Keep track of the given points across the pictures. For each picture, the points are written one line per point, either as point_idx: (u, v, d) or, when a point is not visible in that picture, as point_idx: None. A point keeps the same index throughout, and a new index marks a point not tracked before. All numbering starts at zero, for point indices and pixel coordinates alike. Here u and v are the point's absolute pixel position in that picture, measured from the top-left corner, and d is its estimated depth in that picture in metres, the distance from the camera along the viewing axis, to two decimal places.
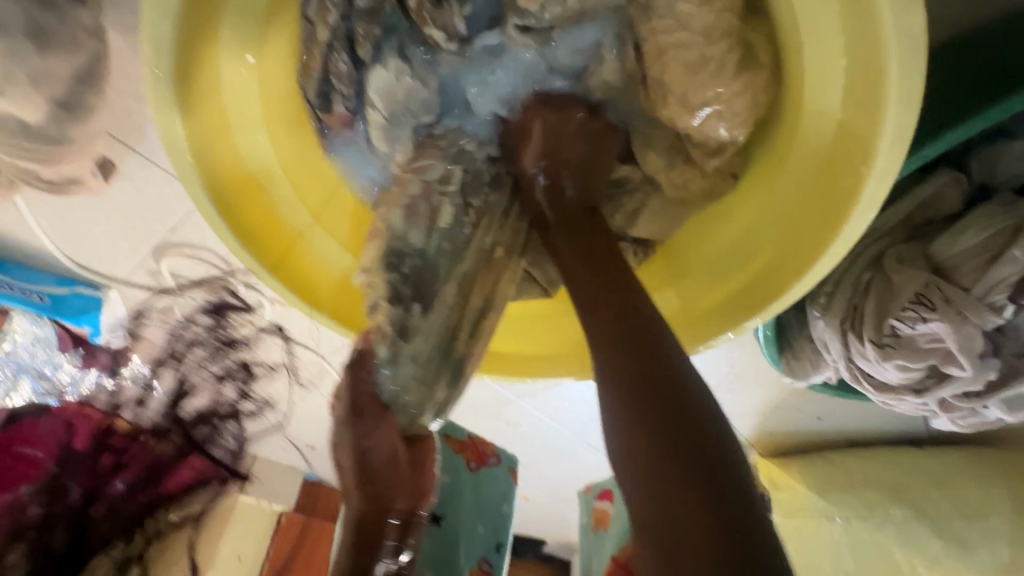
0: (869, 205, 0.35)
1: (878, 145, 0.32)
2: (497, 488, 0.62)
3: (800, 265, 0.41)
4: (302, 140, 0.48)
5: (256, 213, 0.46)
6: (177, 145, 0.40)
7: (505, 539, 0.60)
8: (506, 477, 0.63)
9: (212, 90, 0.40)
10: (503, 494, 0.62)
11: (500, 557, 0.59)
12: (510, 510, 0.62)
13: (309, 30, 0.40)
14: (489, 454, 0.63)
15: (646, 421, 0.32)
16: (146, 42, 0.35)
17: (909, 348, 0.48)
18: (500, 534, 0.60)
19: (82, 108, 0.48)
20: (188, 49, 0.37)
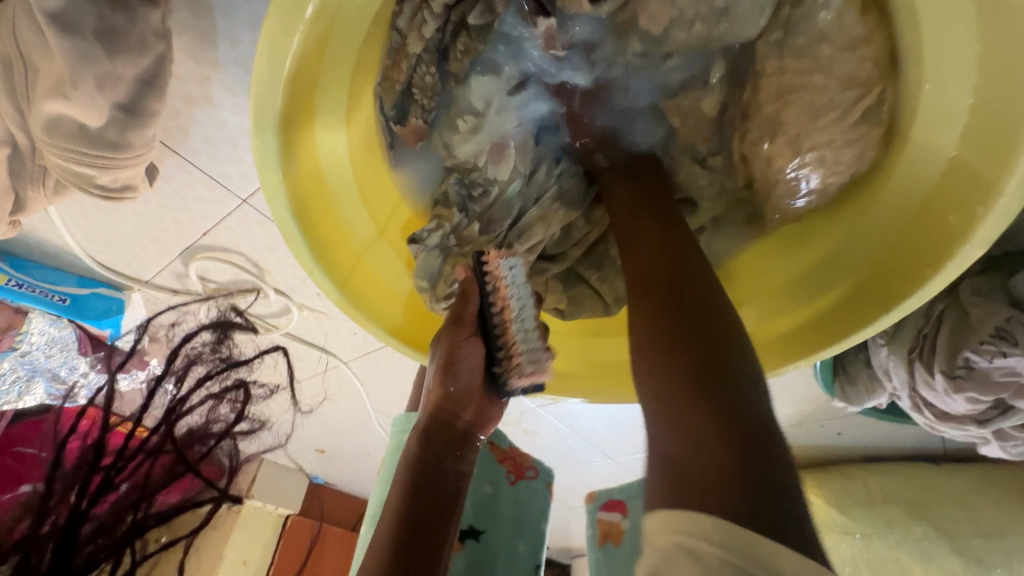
0: (978, 243, 0.34)
1: (1004, 191, 0.32)
2: (536, 503, 0.60)
3: (885, 299, 0.40)
4: (370, 150, 0.46)
5: (327, 227, 0.43)
6: (265, 160, 0.37)
7: (540, 559, 0.58)
8: (543, 490, 0.61)
9: (307, 98, 0.37)
10: (541, 509, 0.61)
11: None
12: (546, 528, 0.60)
13: (399, 42, 0.38)
14: (528, 467, 0.61)
15: (668, 362, 0.30)
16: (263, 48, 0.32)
17: (983, 381, 0.47)
18: (537, 554, 0.58)
19: (143, 112, 0.45)
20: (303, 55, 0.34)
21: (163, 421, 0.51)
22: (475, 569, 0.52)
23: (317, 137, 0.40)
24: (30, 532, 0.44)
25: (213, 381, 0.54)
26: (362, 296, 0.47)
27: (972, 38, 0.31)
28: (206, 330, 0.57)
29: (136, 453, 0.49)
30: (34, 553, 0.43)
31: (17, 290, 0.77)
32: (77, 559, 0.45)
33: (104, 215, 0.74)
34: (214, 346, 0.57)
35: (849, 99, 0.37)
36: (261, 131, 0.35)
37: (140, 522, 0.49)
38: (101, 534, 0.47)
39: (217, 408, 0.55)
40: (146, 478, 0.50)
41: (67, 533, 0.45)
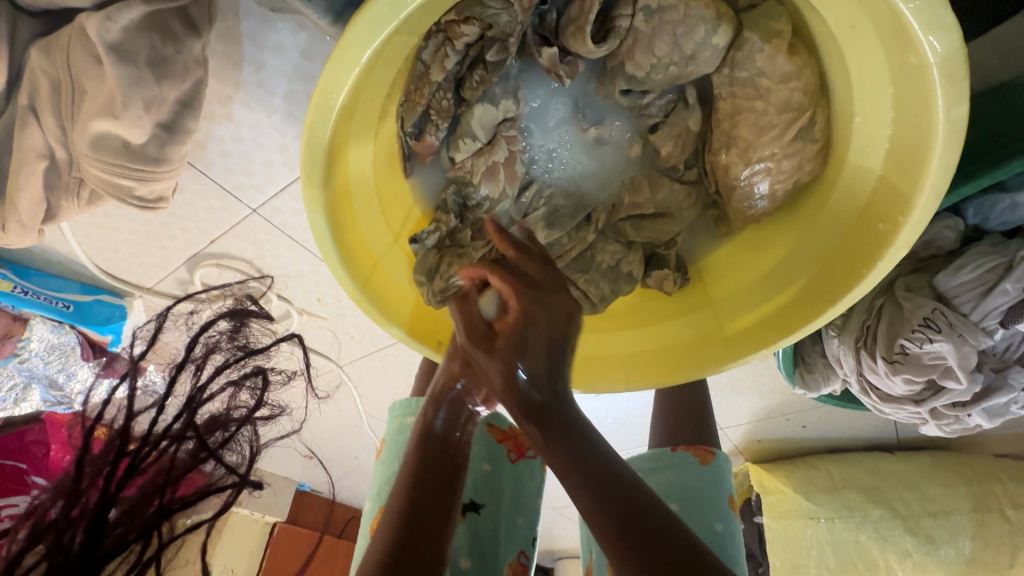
0: (901, 247, 0.42)
1: (916, 203, 0.39)
2: (533, 480, 0.66)
3: (832, 293, 0.48)
4: (388, 163, 0.52)
5: (352, 231, 0.48)
6: (313, 178, 0.42)
7: (537, 532, 0.65)
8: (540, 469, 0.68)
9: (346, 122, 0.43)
10: (536, 486, 0.67)
11: (534, 549, 0.64)
12: (541, 503, 0.66)
13: (423, 70, 0.44)
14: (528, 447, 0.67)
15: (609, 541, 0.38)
16: (320, 85, 0.37)
17: (916, 364, 0.55)
18: (534, 528, 0.65)
19: (181, 130, 0.50)
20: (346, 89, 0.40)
21: (185, 409, 0.54)
22: (477, 541, 0.59)
23: (350, 155, 0.46)
24: (62, 515, 0.48)
25: (231, 369, 0.59)
26: (379, 295, 0.53)
27: (889, 81, 0.38)
28: (224, 318, 0.61)
29: (159, 438, 0.53)
30: (67, 532, 0.47)
31: (22, 297, 0.80)
32: (107, 541, 0.48)
33: (114, 224, 0.77)
34: (231, 334, 0.61)
35: (787, 121, 0.44)
36: (309, 154, 0.40)
37: (165, 505, 0.52)
38: (128, 517, 0.50)
39: (237, 395, 0.59)
40: (170, 463, 0.53)
41: (97, 514, 0.48)
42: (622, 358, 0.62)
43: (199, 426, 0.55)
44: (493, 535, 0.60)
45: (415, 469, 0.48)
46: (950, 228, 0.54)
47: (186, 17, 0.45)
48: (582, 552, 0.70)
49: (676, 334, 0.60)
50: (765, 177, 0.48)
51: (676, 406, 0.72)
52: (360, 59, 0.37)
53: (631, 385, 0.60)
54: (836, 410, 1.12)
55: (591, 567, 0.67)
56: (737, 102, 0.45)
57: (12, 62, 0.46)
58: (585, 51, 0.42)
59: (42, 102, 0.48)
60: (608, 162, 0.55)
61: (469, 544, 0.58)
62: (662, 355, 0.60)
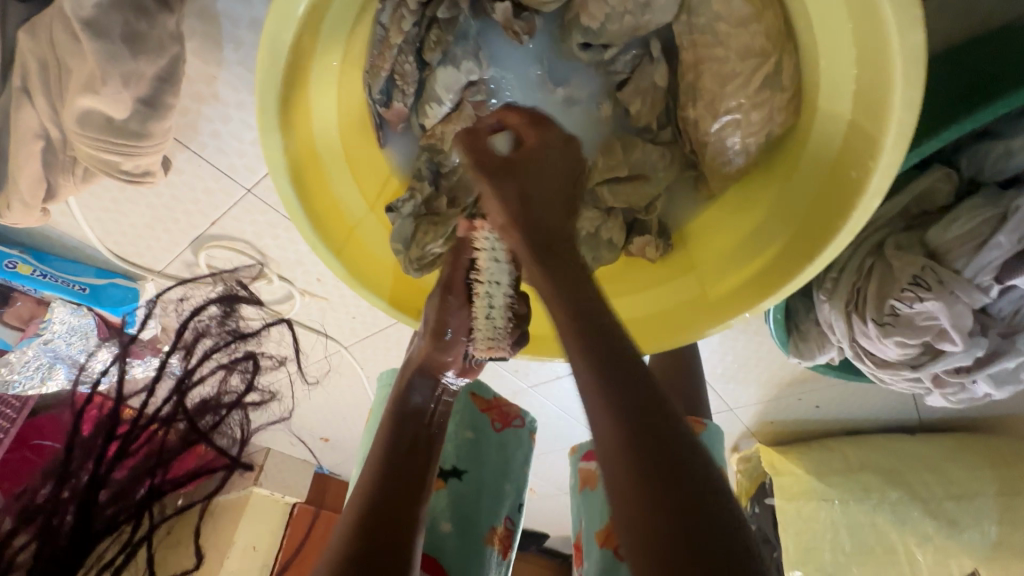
0: (876, 195, 0.40)
1: (885, 145, 0.38)
2: (521, 449, 0.66)
3: (809, 251, 0.46)
4: (358, 131, 0.53)
5: (321, 199, 0.49)
6: (271, 140, 0.43)
7: (523, 499, 0.65)
8: (528, 439, 0.68)
9: (305, 83, 0.44)
10: (525, 455, 0.67)
11: (520, 515, 0.64)
12: (529, 471, 0.66)
13: (383, 34, 0.46)
14: (515, 416, 0.67)
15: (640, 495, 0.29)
16: (266, 43, 0.39)
17: (907, 326, 0.53)
18: (521, 495, 0.65)
19: (162, 105, 0.52)
20: (298, 48, 0.41)
21: (174, 392, 0.56)
22: (459, 504, 0.59)
23: (312, 120, 0.47)
24: (53, 496, 0.50)
25: (221, 353, 0.61)
26: (354, 262, 0.53)
27: (846, 16, 0.37)
28: (213, 304, 0.63)
29: (149, 422, 0.55)
30: (58, 513, 0.49)
31: (41, 280, 0.84)
32: (97, 521, 0.50)
33: (122, 207, 0.81)
34: (220, 320, 0.64)
35: (751, 67, 0.44)
36: (264, 124, 0.42)
37: (156, 487, 0.54)
38: (118, 499, 0.52)
39: (228, 379, 0.60)
40: (160, 447, 0.55)
41: (87, 496, 0.50)
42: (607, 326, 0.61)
43: (188, 410, 0.56)
44: (476, 499, 0.60)
45: (388, 442, 0.49)
46: (945, 180, 0.52)
47: None
48: (572, 522, 0.68)
49: (659, 301, 0.59)
50: (733, 131, 0.48)
51: (667, 380, 0.71)
52: (299, 14, 0.39)
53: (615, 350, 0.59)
54: (850, 389, 1.08)
55: (580, 538, 0.65)
56: (699, 52, 0.46)
57: (3, 44, 0.49)
58: (536, 3, 0.44)
59: (32, 81, 0.50)
60: (582, 126, 0.54)
61: (449, 506, 0.59)
62: (647, 323, 0.59)
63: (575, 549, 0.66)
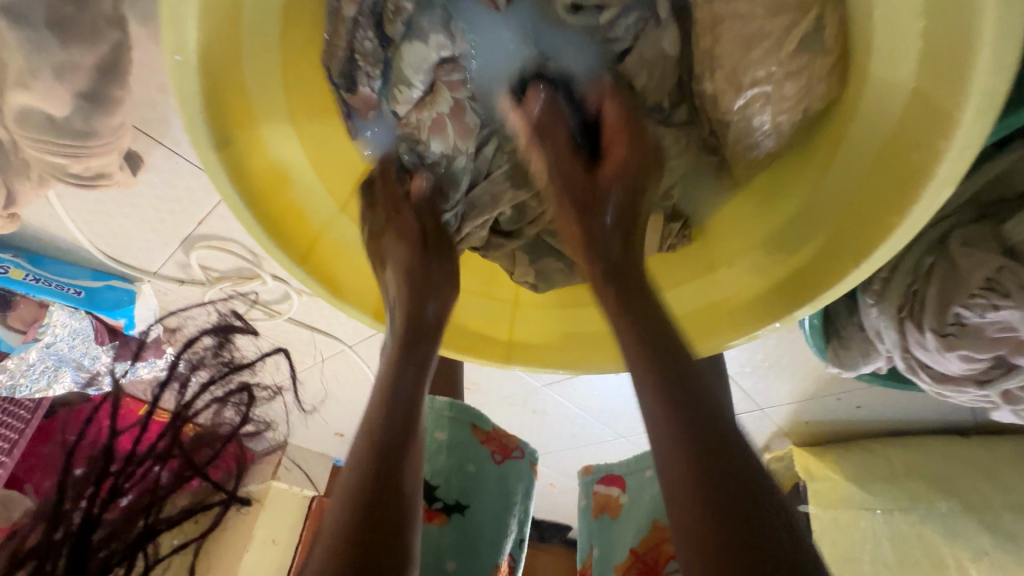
0: (946, 184, 0.32)
1: (961, 119, 0.29)
2: (522, 484, 0.60)
3: (856, 253, 0.38)
4: (316, 117, 0.46)
5: (280, 203, 0.44)
6: (201, 140, 0.36)
7: (525, 533, 0.60)
8: (529, 471, 0.61)
9: (237, 69, 0.37)
10: (528, 486, 0.61)
11: (520, 551, 0.60)
12: (530, 505, 0.61)
13: (335, 6, 0.41)
14: (515, 447, 0.61)
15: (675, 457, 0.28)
16: (166, 20, 0.32)
17: (976, 337, 0.44)
18: (521, 530, 0.60)
19: (107, 100, 0.47)
20: (216, 21, 0.34)
21: (170, 427, 0.54)
22: (461, 542, 0.54)
23: (259, 113, 0.41)
24: (45, 538, 0.46)
25: (216, 386, 0.59)
26: (324, 271, 0.48)
27: None
28: (210, 334, 0.63)
29: (145, 457, 0.52)
30: (50, 558, 0.45)
31: (34, 285, 0.82)
32: (90, 562, 0.46)
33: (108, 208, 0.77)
34: (216, 350, 0.63)
35: (783, 27, 0.36)
36: (190, 129, 0.35)
37: (152, 525, 0.50)
38: (113, 538, 0.48)
39: (223, 411, 0.59)
40: (154, 484, 0.52)
41: (79, 538, 0.47)
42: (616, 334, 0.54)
43: (183, 446, 0.54)
44: (480, 535, 0.55)
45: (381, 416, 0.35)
46: None
47: None
48: (579, 548, 0.62)
49: (676, 304, 0.51)
50: (758, 106, 0.39)
51: None
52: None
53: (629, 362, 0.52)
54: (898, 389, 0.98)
55: (588, 566, 0.59)
56: (717, 10, 0.38)
57: None
58: None
59: None
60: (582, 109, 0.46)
61: (451, 545, 0.53)
62: None
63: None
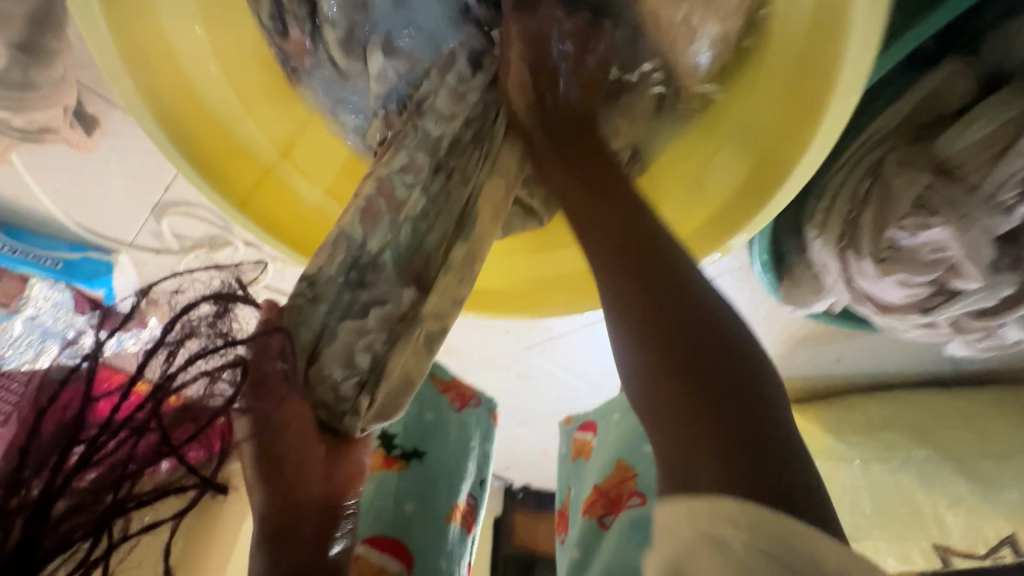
0: (851, 84, 0.33)
1: (853, 11, 0.32)
2: (479, 429, 0.62)
3: (777, 170, 0.39)
4: (252, 62, 0.48)
5: (214, 143, 0.46)
6: (111, 63, 0.39)
7: (486, 476, 0.61)
8: (486, 417, 0.63)
9: (147, 4, 0.41)
10: (483, 434, 0.62)
11: (483, 490, 0.60)
12: (491, 448, 0.62)
13: None
14: (473, 395, 0.63)
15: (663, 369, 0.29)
16: None
17: (910, 260, 0.44)
18: (482, 471, 0.61)
19: (43, 52, 0.47)
20: None
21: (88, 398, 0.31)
22: (418, 486, 0.55)
23: (179, 54, 0.44)
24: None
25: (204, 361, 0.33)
26: (268, 212, 0.49)
27: None
28: (207, 299, 0.34)
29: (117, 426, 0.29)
30: None
31: (12, 256, 0.82)
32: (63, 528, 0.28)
33: (79, 175, 0.79)
34: (212, 318, 0.34)
35: None
36: (98, 50, 0.38)
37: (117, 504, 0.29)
38: (75, 509, 0.29)
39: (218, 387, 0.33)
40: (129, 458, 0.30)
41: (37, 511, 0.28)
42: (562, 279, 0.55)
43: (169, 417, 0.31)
44: (437, 479, 0.56)
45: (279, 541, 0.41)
46: (961, 76, 0.42)
47: None
48: (559, 490, 0.63)
49: None
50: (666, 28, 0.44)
51: None
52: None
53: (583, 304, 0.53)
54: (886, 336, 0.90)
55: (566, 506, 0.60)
56: None
57: None
58: None
59: None
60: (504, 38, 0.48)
61: (408, 489, 0.55)
62: None
63: (560, 516, 0.61)
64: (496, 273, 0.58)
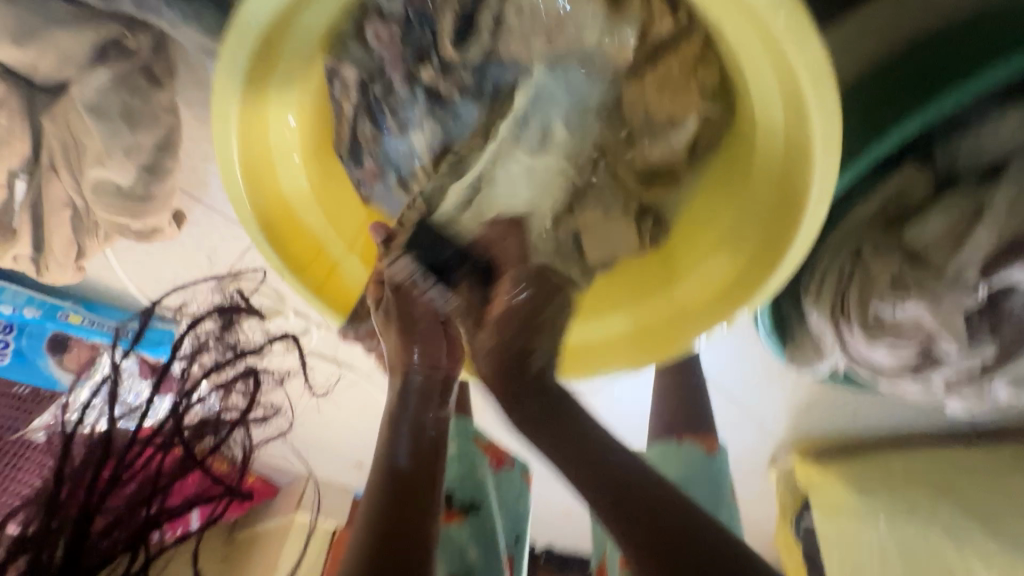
0: (819, 203, 0.42)
1: (816, 151, 0.40)
2: (513, 488, 0.70)
3: (771, 261, 0.47)
4: (332, 175, 0.59)
5: (298, 242, 0.56)
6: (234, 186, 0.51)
7: (522, 533, 0.68)
8: (520, 479, 0.71)
9: (261, 137, 0.51)
10: (518, 492, 0.70)
11: (519, 547, 0.67)
12: (525, 508, 0.69)
13: (338, 107, 0.54)
14: (508, 458, 0.70)
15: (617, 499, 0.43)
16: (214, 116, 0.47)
17: (895, 329, 0.51)
18: (517, 527, 0.68)
19: (161, 170, 0.58)
20: (244, 113, 0.48)
21: (172, 415, 0.58)
22: (479, 534, 0.61)
23: (280, 180, 0.55)
24: (40, 528, 0.52)
25: (220, 370, 0.62)
26: (332, 296, 0.58)
27: (764, 53, 0.41)
28: (211, 315, 0.64)
29: (146, 445, 0.57)
30: (44, 550, 0.50)
31: (89, 327, 0.89)
32: (86, 554, 0.52)
33: (156, 257, 0.89)
34: (221, 335, 0.64)
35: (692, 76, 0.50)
36: (229, 182, 0.51)
37: (149, 516, 0.56)
38: (113, 526, 0.54)
39: (229, 398, 0.63)
40: (155, 472, 0.57)
41: (76, 530, 0.52)
42: (617, 337, 0.58)
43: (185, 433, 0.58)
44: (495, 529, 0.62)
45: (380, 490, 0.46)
46: (918, 176, 0.50)
47: (150, 74, 0.54)
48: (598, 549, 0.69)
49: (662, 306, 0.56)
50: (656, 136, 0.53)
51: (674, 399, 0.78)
52: (238, 55, 0.45)
53: (618, 365, 0.57)
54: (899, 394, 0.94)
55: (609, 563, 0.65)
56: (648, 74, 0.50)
57: (32, 129, 0.56)
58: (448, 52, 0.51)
59: (57, 159, 0.57)
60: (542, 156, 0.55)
61: (472, 537, 0.61)
62: (649, 330, 0.56)
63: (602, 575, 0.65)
64: None
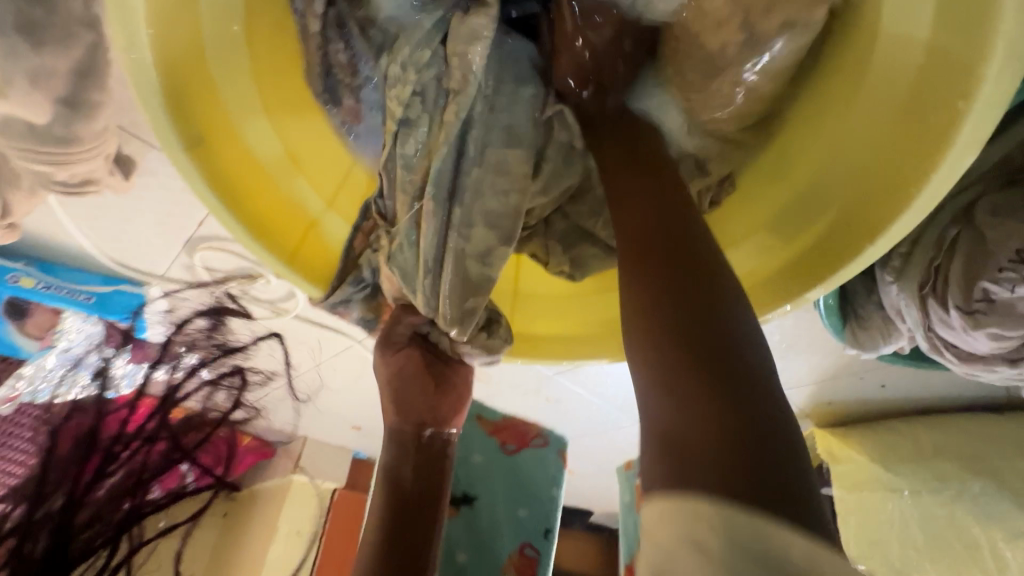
0: (967, 146, 0.30)
1: (987, 67, 0.28)
2: (538, 472, 0.63)
3: (872, 224, 0.36)
4: (308, 120, 0.48)
5: (262, 201, 0.44)
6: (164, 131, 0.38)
7: (552, 525, 0.61)
8: (554, 459, 0.65)
9: (202, 63, 0.39)
10: (549, 476, 0.64)
11: (549, 541, 0.60)
12: (557, 493, 0.63)
13: (302, 24, 0.43)
14: (530, 437, 0.65)
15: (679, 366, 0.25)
16: (119, 25, 0.35)
17: (1009, 314, 0.40)
18: (547, 519, 0.61)
19: (85, 103, 0.46)
20: (170, 24, 0.36)
21: (158, 409, 0.48)
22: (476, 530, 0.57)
23: (236, 125, 0.42)
24: (24, 516, 0.43)
25: (208, 368, 0.52)
26: (311, 265, 0.48)
27: None
28: (200, 316, 0.54)
29: (131, 438, 0.47)
30: (27, 541, 0.42)
31: (44, 292, 0.78)
32: (72, 546, 0.43)
33: (110, 212, 0.76)
34: (209, 331, 0.54)
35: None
36: (161, 129, 0.38)
37: (137, 507, 0.46)
38: (96, 520, 0.45)
39: (213, 395, 0.52)
40: (142, 464, 0.47)
41: (59, 523, 0.43)
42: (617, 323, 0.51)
43: (172, 428, 0.49)
44: (492, 528, 0.57)
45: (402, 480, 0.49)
46: None
47: None
48: (626, 544, 0.60)
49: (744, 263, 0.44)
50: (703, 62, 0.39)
51: None
52: None
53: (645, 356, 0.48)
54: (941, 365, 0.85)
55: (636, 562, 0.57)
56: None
57: None
58: None
59: None
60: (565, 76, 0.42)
61: (468, 536, 0.57)
62: None
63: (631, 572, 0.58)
64: (568, 317, 0.53)
